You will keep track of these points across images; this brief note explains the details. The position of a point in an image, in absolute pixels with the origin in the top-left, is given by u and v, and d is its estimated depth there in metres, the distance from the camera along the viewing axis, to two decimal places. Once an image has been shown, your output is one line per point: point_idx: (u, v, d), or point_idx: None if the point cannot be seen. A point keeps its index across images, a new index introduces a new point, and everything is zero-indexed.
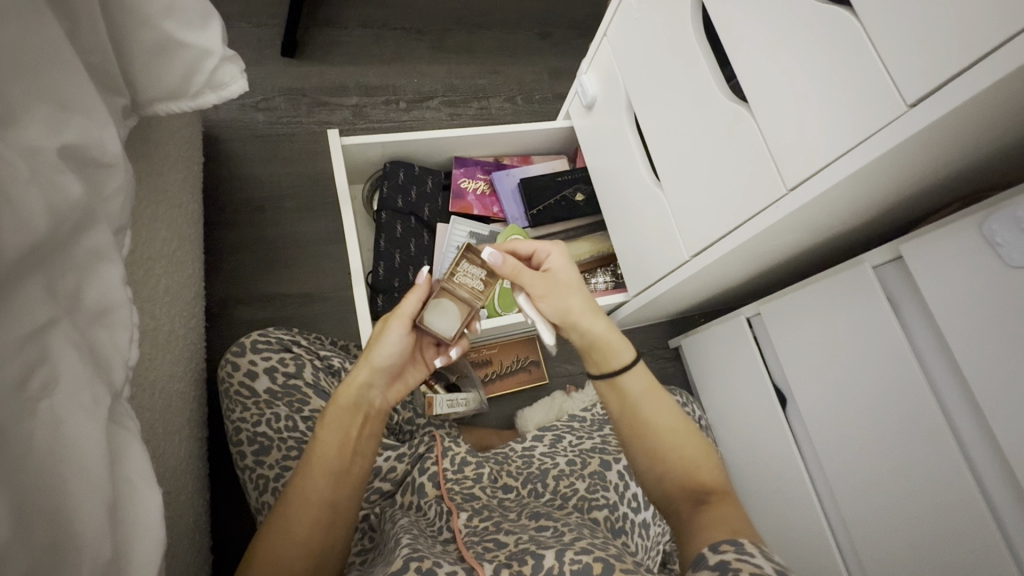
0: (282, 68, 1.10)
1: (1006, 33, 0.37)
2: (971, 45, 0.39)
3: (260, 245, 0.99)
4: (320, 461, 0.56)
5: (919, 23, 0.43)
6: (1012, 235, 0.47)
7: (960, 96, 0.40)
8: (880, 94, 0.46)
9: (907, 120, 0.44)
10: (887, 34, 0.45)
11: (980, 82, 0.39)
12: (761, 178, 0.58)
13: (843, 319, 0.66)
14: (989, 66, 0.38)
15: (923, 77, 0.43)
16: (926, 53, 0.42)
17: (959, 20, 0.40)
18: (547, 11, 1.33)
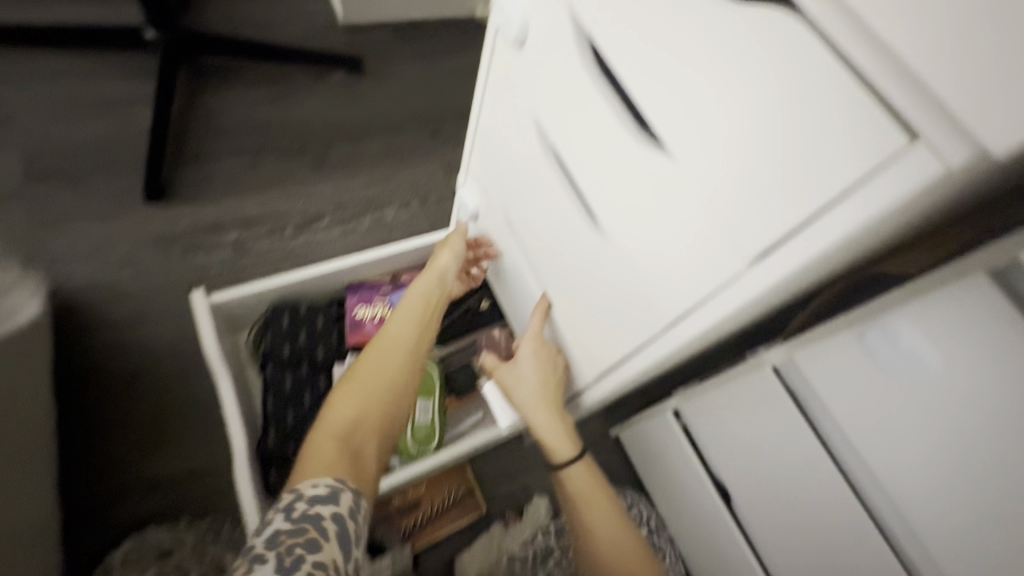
0: (147, 216, 1.02)
1: (825, 198, 0.33)
2: (794, 205, 0.34)
3: (136, 424, 0.87)
4: (369, 394, 0.64)
5: (733, 170, 0.37)
6: (885, 345, 0.49)
7: (801, 257, 0.35)
8: (719, 242, 0.41)
9: (753, 275, 0.39)
10: (708, 180, 0.40)
11: (814, 248, 0.34)
12: (637, 313, 0.54)
13: (759, 420, 0.65)
14: (819, 231, 0.34)
15: (757, 233, 0.38)
16: (752, 207, 0.37)
17: (772, 176, 0.35)
18: (433, 107, 1.31)
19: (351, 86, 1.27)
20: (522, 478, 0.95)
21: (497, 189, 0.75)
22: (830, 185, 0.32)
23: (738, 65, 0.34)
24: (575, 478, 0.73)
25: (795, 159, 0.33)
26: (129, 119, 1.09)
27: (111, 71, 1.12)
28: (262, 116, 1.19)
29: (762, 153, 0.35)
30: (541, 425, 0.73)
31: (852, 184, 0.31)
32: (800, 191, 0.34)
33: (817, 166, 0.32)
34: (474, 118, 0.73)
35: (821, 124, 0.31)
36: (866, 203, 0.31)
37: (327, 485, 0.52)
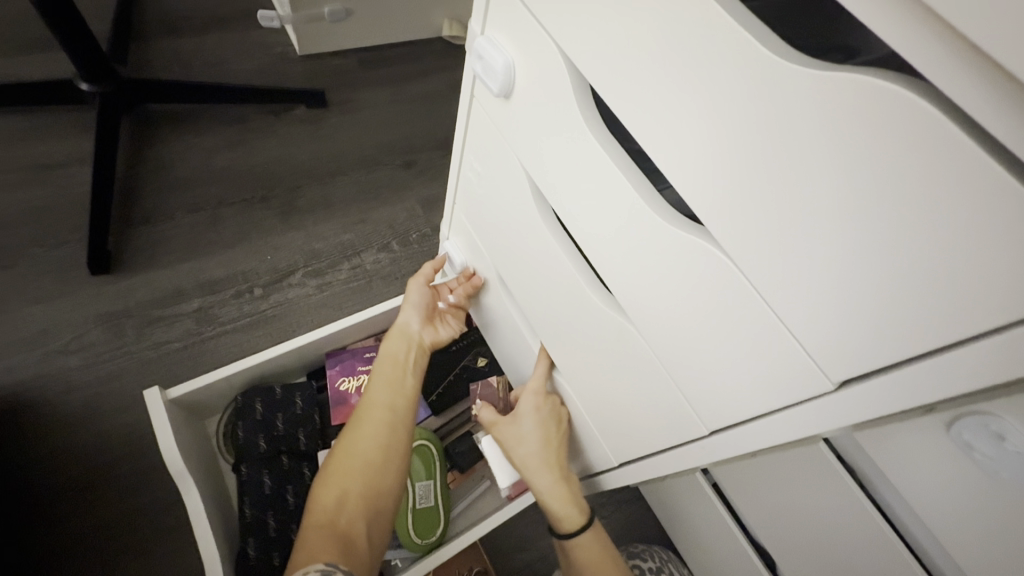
0: (94, 291, 0.91)
1: (953, 336, 0.24)
2: (906, 337, 0.26)
3: (98, 536, 0.77)
4: (356, 468, 0.58)
5: (809, 275, 0.29)
6: (990, 447, 0.36)
7: (916, 394, 0.28)
8: (789, 356, 0.32)
9: (846, 400, 0.31)
10: (769, 284, 0.31)
11: (939, 388, 0.26)
12: (672, 407, 0.46)
13: (810, 496, 0.56)
14: (947, 371, 0.26)
15: (847, 357, 0.29)
16: (840, 328, 0.29)
17: (869, 290, 0.26)
18: (407, 136, 1.20)
19: (315, 122, 1.17)
20: (538, 548, 0.86)
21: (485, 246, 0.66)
22: (963, 323, 0.24)
23: (821, 154, 0.25)
24: (584, 550, 0.60)
25: (909, 284, 0.25)
26: (68, 181, 0.98)
27: (47, 129, 1.02)
28: (220, 163, 1.08)
29: (857, 268, 0.26)
30: (547, 490, 0.62)
31: (998, 326, 0.23)
32: (914, 323, 0.25)
33: (945, 299, 0.24)
34: (456, 167, 0.64)
35: (955, 250, 0.22)
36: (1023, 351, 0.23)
37: (325, 567, 0.46)
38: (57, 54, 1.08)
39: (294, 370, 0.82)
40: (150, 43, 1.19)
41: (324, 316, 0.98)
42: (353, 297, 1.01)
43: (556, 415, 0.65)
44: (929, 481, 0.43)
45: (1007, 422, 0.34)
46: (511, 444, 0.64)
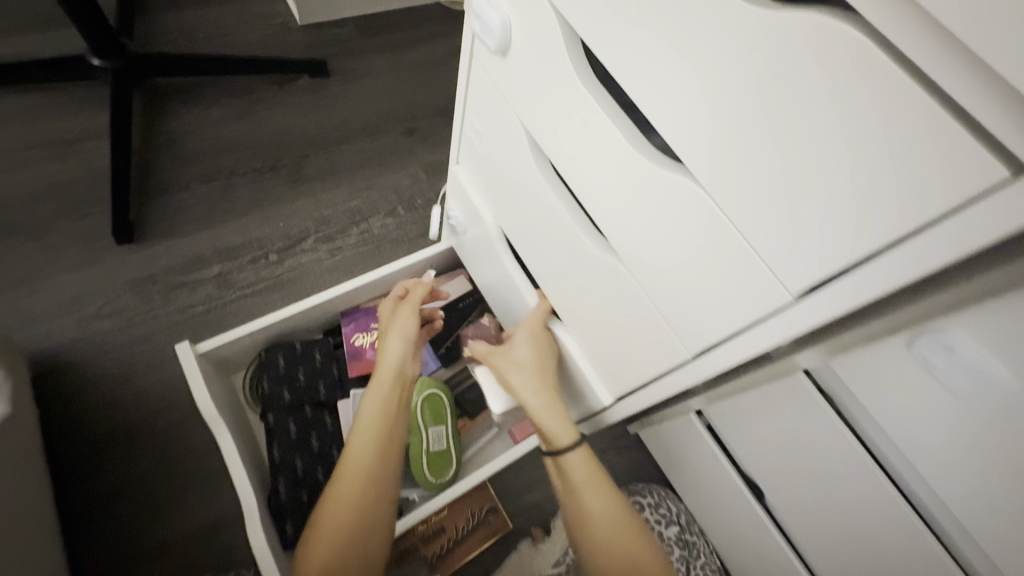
0: (120, 260, 0.96)
1: (898, 230, 0.27)
2: (851, 240, 0.29)
3: (140, 483, 0.83)
4: (352, 498, 0.63)
5: (777, 196, 0.31)
6: (943, 363, 0.41)
7: (866, 293, 0.30)
8: (754, 278, 0.35)
9: (801, 314, 0.34)
10: (741, 210, 0.34)
11: (888, 284, 0.29)
12: (660, 339, 0.49)
13: (789, 425, 0.61)
14: (894, 267, 0.28)
15: (807, 265, 0.32)
16: (801, 238, 0.31)
17: (825, 206, 0.29)
18: (408, 104, 1.22)
19: (319, 91, 1.20)
20: (545, 488, 0.92)
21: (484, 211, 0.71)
22: (908, 216, 0.26)
23: (783, 78, 0.28)
24: (575, 466, 0.64)
25: (856, 186, 0.27)
26: (87, 155, 1.02)
27: (63, 105, 1.05)
28: (230, 134, 1.12)
29: (811, 183, 0.29)
30: (542, 408, 0.64)
31: (937, 216, 0.25)
32: (859, 225, 0.28)
33: (882, 196, 0.26)
34: (459, 127, 0.67)
35: (889, 151, 0.25)
36: (956, 238, 0.25)
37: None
38: (66, 31, 1.10)
39: (312, 329, 0.87)
40: (153, 17, 1.21)
41: (337, 279, 1.03)
42: (363, 261, 1.06)
43: (548, 342, 0.68)
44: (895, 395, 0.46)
45: (957, 330, 0.38)
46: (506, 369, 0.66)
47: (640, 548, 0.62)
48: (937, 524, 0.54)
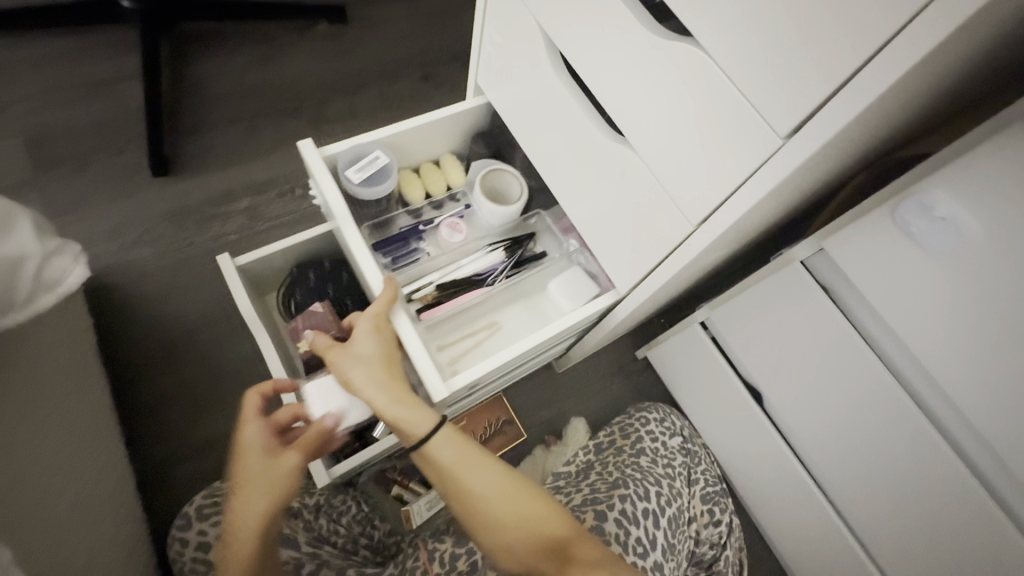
0: (157, 192, 1.02)
1: (872, 47, 0.31)
2: (833, 66, 0.33)
3: (184, 391, 0.90)
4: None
5: (771, 39, 0.36)
6: (924, 223, 0.45)
7: (842, 119, 0.34)
8: (748, 127, 0.40)
9: (786, 154, 0.38)
10: (738, 62, 0.39)
11: (859, 104, 0.33)
12: (663, 219, 0.53)
13: (784, 317, 0.65)
14: (865, 86, 0.32)
15: (795, 103, 0.36)
16: (791, 78, 0.36)
17: (813, 38, 0.34)
18: (424, 49, 1.25)
19: (338, 38, 1.23)
20: (557, 404, 0.98)
21: (336, 207, 0.62)
22: (879, 31, 0.31)
23: None
24: (438, 449, 0.55)
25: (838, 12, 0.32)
26: (122, 95, 1.07)
27: (98, 48, 1.10)
28: (254, 77, 1.16)
29: (800, 19, 0.34)
30: (389, 402, 0.54)
31: (903, 25, 0.30)
32: (840, 50, 0.33)
33: (860, 14, 0.31)
34: (477, 44, 0.71)
35: None
36: (914, 44, 0.29)
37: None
38: None
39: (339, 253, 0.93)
40: None
41: None
42: None
43: (393, 336, 0.58)
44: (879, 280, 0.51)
45: (937, 184, 0.43)
46: (352, 373, 0.55)
47: (543, 508, 0.56)
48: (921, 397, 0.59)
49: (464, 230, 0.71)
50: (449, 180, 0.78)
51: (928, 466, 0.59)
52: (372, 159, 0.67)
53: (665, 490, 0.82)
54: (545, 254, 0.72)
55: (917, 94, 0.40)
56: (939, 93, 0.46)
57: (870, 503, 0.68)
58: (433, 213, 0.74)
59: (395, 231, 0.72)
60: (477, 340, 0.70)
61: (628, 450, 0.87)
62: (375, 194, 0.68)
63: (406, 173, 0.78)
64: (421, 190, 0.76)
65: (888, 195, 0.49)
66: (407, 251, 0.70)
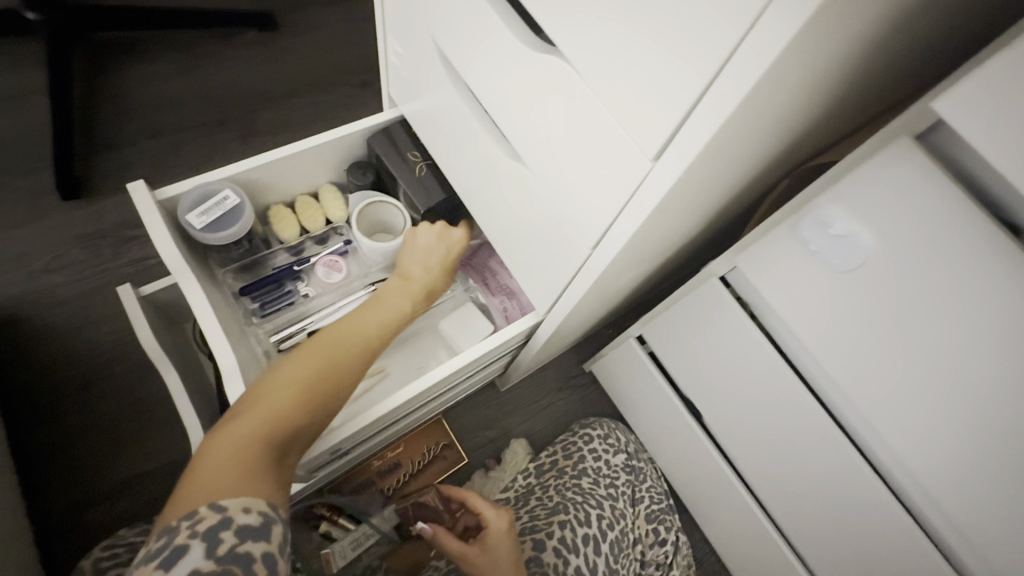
0: (67, 215, 0.96)
1: (715, 61, 0.28)
2: (682, 84, 0.30)
3: (97, 430, 0.84)
4: (230, 467, 0.43)
5: (624, 56, 0.32)
6: (823, 241, 0.44)
7: (700, 140, 0.30)
8: (621, 147, 0.36)
9: (657, 177, 0.35)
10: (599, 79, 0.35)
11: (713, 124, 0.29)
12: (565, 240, 0.50)
13: (710, 331, 0.63)
14: (716, 103, 0.29)
15: (656, 124, 0.33)
16: (647, 97, 0.32)
17: (661, 54, 0.30)
18: (361, 56, 1.20)
19: (268, 45, 1.17)
20: (500, 423, 0.94)
21: (170, 257, 0.58)
22: (720, 44, 0.27)
23: None
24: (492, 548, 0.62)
25: (679, 25, 0.28)
26: (29, 112, 1.01)
27: (2, 62, 1.03)
28: (177, 89, 1.10)
29: (648, 33, 0.30)
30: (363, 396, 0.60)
31: (741, 38, 0.26)
32: (686, 67, 0.29)
33: (700, 27, 0.27)
34: (383, 53, 0.67)
35: None
36: (756, 57, 0.26)
37: (240, 522, 0.39)
38: None
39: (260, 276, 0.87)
40: None
41: None
42: None
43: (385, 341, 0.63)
44: (907, 310, 0.42)
45: (831, 204, 0.42)
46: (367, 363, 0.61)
47: None
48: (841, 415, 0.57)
49: (344, 268, 0.72)
50: (329, 214, 0.76)
51: (855, 483, 0.57)
52: (219, 200, 0.62)
53: (607, 512, 0.79)
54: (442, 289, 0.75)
55: (798, 109, 0.37)
56: (837, 99, 0.43)
57: (811, 522, 0.65)
58: (314, 248, 0.75)
59: (268, 271, 0.72)
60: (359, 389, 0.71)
61: (569, 472, 0.84)
62: (222, 241, 0.62)
63: (281, 206, 0.74)
64: (295, 226, 0.74)
65: (792, 209, 0.46)
66: (280, 294, 0.70)
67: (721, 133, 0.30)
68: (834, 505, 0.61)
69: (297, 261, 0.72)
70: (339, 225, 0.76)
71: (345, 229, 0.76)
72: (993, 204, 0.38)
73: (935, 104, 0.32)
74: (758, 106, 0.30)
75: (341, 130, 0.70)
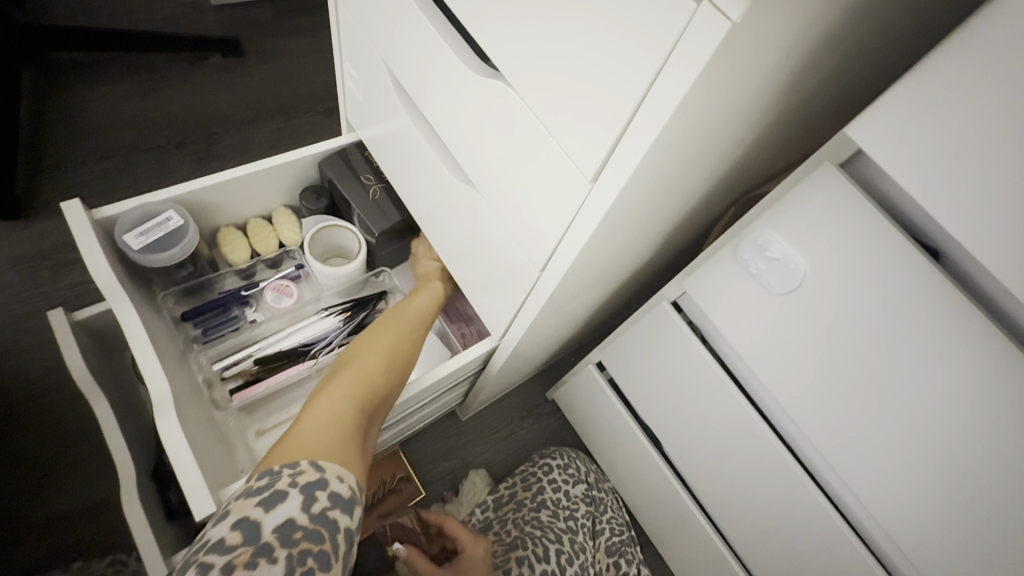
0: (4, 236, 0.91)
1: (641, 86, 0.28)
2: (612, 108, 0.31)
3: (16, 468, 0.78)
4: (327, 433, 0.45)
5: (560, 80, 0.33)
6: (763, 264, 0.46)
7: (632, 161, 0.31)
8: (562, 170, 0.37)
9: (596, 198, 0.35)
10: (539, 103, 0.36)
11: (644, 144, 0.30)
12: (515, 263, 0.49)
13: (664, 354, 0.63)
14: (646, 123, 0.29)
15: (592, 146, 0.33)
16: (583, 119, 0.33)
17: (592, 79, 0.31)
18: (328, 85, 1.21)
19: (230, 70, 1.17)
20: (460, 454, 0.92)
21: (103, 278, 0.55)
22: (643, 70, 0.28)
23: None
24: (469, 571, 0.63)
25: (609, 52, 0.29)
26: None
27: None
28: (133, 110, 1.07)
29: (580, 59, 0.31)
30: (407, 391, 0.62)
31: (661, 65, 0.27)
32: (615, 92, 0.30)
33: (626, 54, 0.28)
34: (340, 78, 0.67)
35: (622, 5, 0.27)
36: (676, 82, 0.27)
37: (334, 487, 0.41)
38: None
39: None
40: None
41: None
42: None
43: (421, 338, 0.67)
44: (866, 357, 0.44)
45: (767, 229, 0.44)
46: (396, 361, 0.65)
47: None
48: (790, 438, 0.57)
49: (294, 293, 0.70)
50: (282, 236, 0.74)
51: (809, 511, 0.57)
52: (161, 220, 0.60)
53: (567, 547, 0.76)
54: None
55: (729, 135, 0.39)
56: (771, 128, 0.45)
57: (769, 551, 0.65)
58: (265, 272, 0.72)
59: (214, 295, 0.68)
60: None
61: (528, 504, 0.81)
62: (162, 262, 0.60)
63: (231, 228, 0.72)
64: (246, 249, 0.71)
65: (733, 233, 0.48)
66: (225, 320, 0.67)
67: (650, 154, 0.31)
68: (789, 532, 0.61)
69: (245, 286, 0.69)
70: (292, 249, 0.74)
71: (298, 253, 0.74)
72: (915, 231, 0.40)
73: (851, 133, 0.35)
74: (683, 131, 0.31)
75: (296, 153, 0.69)
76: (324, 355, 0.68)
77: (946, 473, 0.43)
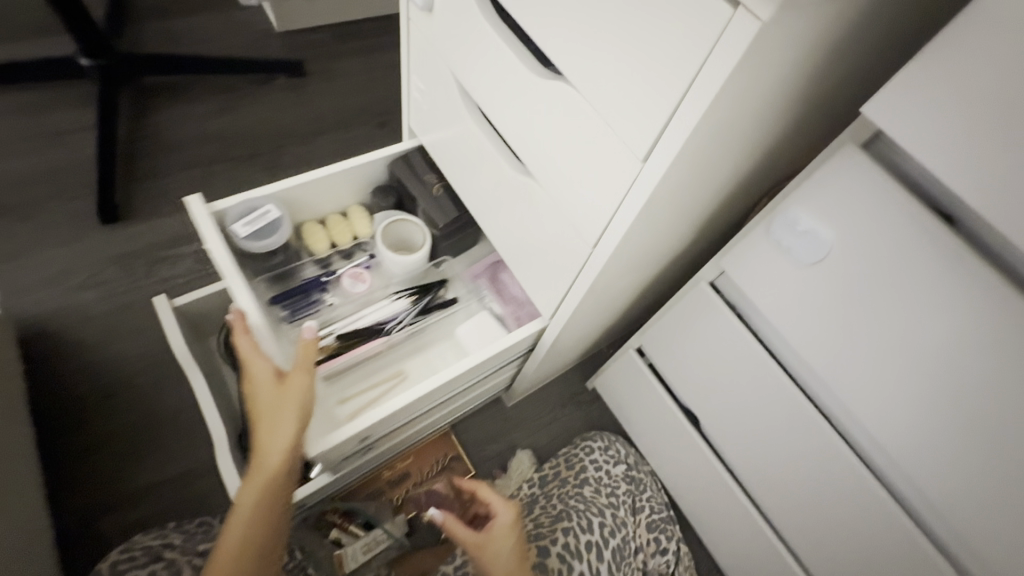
0: (106, 236, 1.03)
1: (687, 77, 0.34)
2: (661, 98, 0.37)
3: (117, 439, 0.88)
4: None
5: (617, 76, 0.40)
6: (794, 239, 0.51)
7: (678, 141, 0.37)
8: (616, 154, 0.43)
9: (646, 176, 0.41)
10: (597, 97, 0.42)
11: (689, 126, 0.36)
12: (568, 243, 0.56)
13: (704, 333, 0.68)
14: (690, 108, 0.35)
15: (643, 130, 0.39)
16: (636, 106, 0.39)
17: (644, 74, 0.37)
18: (382, 99, 1.31)
19: (295, 88, 1.29)
20: (507, 437, 0.97)
21: (221, 260, 0.64)
22: (688, 64, 0.34)
23: None
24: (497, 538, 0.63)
25: (658, 51, 0.36)
26: (79, 145, 1.11)
27: (58, 101, 1.14)
28: (211, 126, 1.20)
29: (634, 59, 0.38)
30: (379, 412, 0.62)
31: (705, 57, 0.33)
32: (664, 84, 0.36)
33: (673, 51, 0.35)
34: (407, 90, 0.76)
35: (671, 12, 0.34)
36: (716, 73, 0.33)
37: None
38: (62, 37, 1.20)
39: None
40: (140, 25, 1.30)
41: None
42: None
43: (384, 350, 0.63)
44: (895, 323, 0.48)
45: (798, 205, 0.50)
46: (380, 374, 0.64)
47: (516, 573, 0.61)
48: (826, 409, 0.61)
49: (367, 280, 0.77)
50: (356, 230, 0.83)
51: (846, 479, 0.61)
52: (264, 213, 0.69)
53: (609, 520, 0.81)
54: (454, 301, 0.80)
55: (764, 122, 0.44)
56: (800, 118, 0.50)
57: (806, 519, 0.68)
58: (341, 262, 0.81)
59: (298, 281, 0.77)
60: (388, 387, 0.75)
61: (572, 481, 0.86)
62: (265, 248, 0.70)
63: (312, 223, 0.81)
64: (325, 241, 0.80)
65: (767, 214, 0.53)
66: (308, 303, 0.75)
67: (694, 135, 0.37)
68: (826, 501, 0.64)
69: (324, 274, 0.78)
70: (363, 241, 0.82)
71: (369, 245, 0.82)
72: (937, 203, 0.45)
73: (869, 114, 0.40)
74: (723, 116, 0.37)
75: (369, 156, 0.77)
76: (396, 332, 0.75)
77: (970, 428, 0.46)
